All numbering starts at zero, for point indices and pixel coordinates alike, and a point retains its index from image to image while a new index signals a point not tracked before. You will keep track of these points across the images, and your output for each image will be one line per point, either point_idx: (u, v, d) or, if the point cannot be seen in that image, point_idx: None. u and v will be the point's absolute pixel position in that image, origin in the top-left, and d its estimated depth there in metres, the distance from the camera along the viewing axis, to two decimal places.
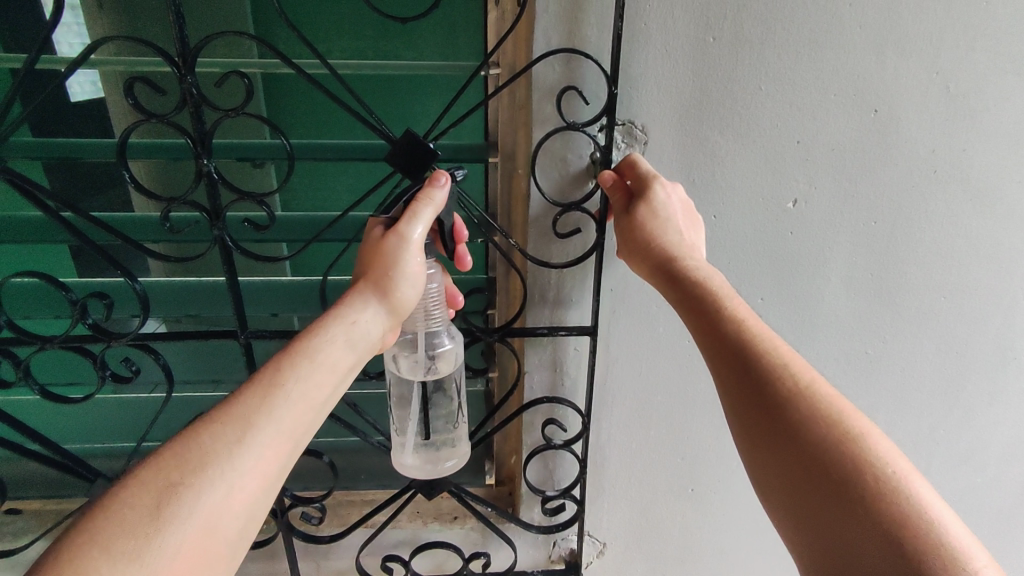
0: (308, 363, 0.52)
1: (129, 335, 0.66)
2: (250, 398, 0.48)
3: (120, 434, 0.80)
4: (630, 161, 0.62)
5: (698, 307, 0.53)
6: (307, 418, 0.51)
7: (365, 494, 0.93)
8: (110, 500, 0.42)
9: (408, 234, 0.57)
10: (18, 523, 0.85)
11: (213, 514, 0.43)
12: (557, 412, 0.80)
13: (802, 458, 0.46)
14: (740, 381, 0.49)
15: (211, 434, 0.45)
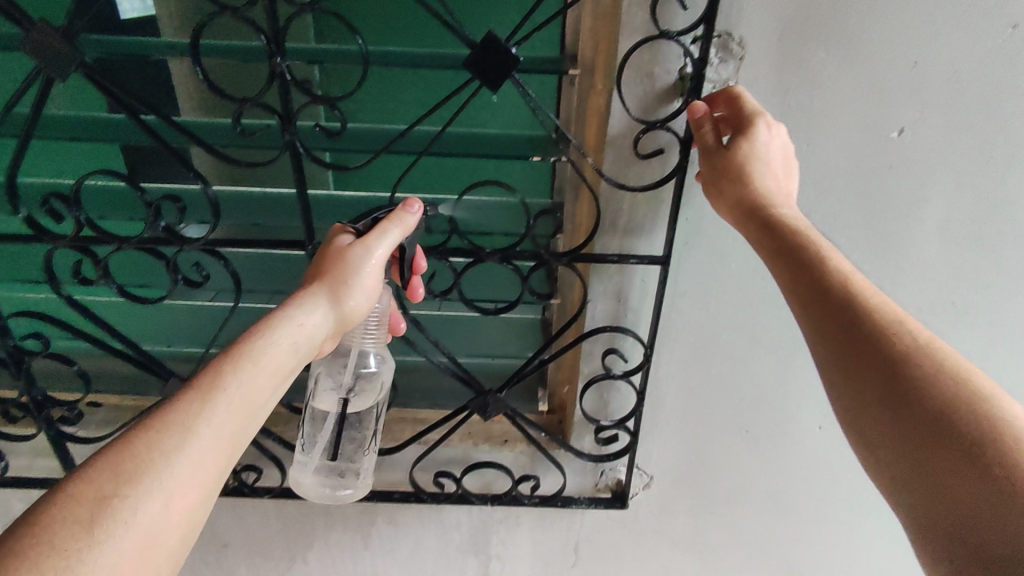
0: (250, 366, 0.51)
1: (201, 240, 0.67)
2: (185, 405, 0.47)
3: (190, 339, 0.82)
4: (733, 93, 0.59)
5: (785, 255, 0.50)
6: (246, 425, 0.50)
7: (417, 414, 0.95)
8: (38, 518, 0.39)
9: (375, 249, 0.59)
10: (99, 414, 0.91)
11: (150, 527, 0.42)
12: (617, 342, 0.79)
13: (912, 413, 0.42)
14: (831, 333, 0.46)
15: (147, 444, 0.44)
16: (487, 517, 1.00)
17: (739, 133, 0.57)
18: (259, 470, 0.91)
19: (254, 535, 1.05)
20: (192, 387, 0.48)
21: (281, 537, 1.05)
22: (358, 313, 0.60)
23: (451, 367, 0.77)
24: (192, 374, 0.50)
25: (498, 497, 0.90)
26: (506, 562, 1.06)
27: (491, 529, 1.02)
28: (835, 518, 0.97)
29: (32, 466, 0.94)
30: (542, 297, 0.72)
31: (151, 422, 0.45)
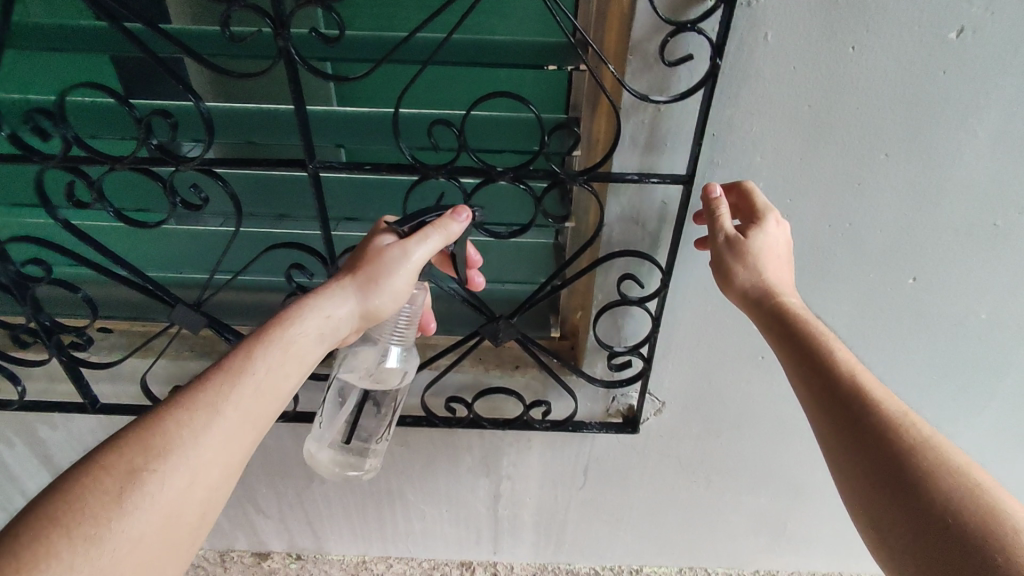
0: (277, 352, 0.56)
1: (196, 160, 0.63)
2: (216, 387, 0.53)
3: (194, 265, 0.80)
4: (745, 189, 0.64)
5: (787, 338, 0.57)
6: (269, 407, 0.55)
7: (429, 339, 0.94)
8: (74, 486, 0.45)
9: (412, 253, 0.61)
10: (111, 339, 0.92)
11: (172, 502, 0.47)
12: (634, 267, 0.76)
13: (893, 481, 0.47)
14: (820, 411, 0.53)
15: (176, 422, 0.50)
16: (499, 440, 1.02)
17: (750, 222, 0.62)
18: None
19: (271, 456, 1.08)
20: (221, 371, 0.54)
21: (297, 458, 1.08)
22: (389, 312, 0.63)
23: (462, 293, 0.76)
24: (225, 354, 0.55)
25: (510, 421, 0.91)
26: (517, 481, 1.09)
27: (502, 451, 1.04)
28: None
29: (50, 390, 0.96)
30: (556, 221, 0.69)
31: (186, 401, 0.51)
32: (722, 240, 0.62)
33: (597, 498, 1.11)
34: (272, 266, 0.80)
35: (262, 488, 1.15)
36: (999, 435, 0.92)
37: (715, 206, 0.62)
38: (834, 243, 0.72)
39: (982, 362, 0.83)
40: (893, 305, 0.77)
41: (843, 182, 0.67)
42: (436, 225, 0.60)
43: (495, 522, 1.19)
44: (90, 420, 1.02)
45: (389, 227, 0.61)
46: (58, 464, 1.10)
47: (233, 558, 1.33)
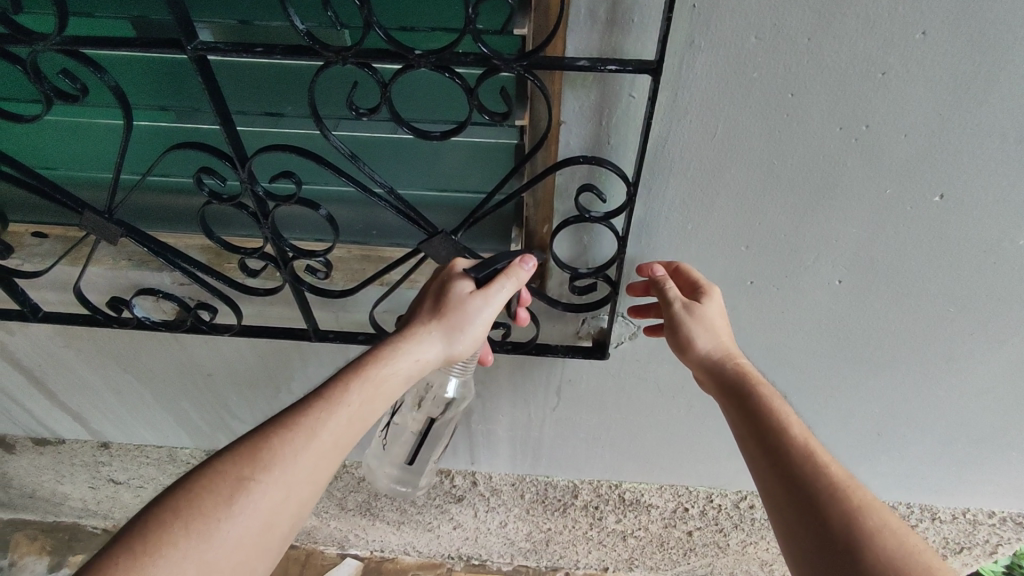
0: (369, 390, 0.59)
1: (55, 38, 0.51)
2: (315, 412, 0.57)
3: (97, 164, 0.71)
4: (682, 268, 0.70)
5: (745, 405, 0.62)
6: (357, 432, 0.59)
7: (382, 252, 0.79)
8: (194, 486, 0.51)
9: (491, 301, 0.64)
10: (45, 246, 0.85)
11: (268, 511, 0.52)
12: (596, 177, 0.64)
13: (833, 538, 0.50)
14: (766, 471, 0.57)
15: (280, 439, 0.54)
16: None
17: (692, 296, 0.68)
18: (214, 310, 0.84)
19: (233, 367, 1.04)
20: (320, 399, 0.58)
21: (260, 369, 1.04)
22: (467, 357, 0.67)
23: (394, 202, 0.64)
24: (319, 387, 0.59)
25: None
26: (488, 399, 1.05)
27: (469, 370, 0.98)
28: (841, 377, 0.86)
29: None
30: (495, 120, 0.55)
31: (289, 424, 0.55)
32: (671, 312, 0.67)
33: (573, 418, 1.06)
34: (184, 163, 0.70)
35: (230, 397, 1.13)
36: (1018, 375, 0.82)
37: (659, 281, 0.68)
38: (844, 151, 0.58)
39: (1008, 293, 0.70)
40: (912, 227, 0.64)
41: (862, 72, 0.53)
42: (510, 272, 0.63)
43: (469, 435, 1.16)
44: (43, 327, 0.99)
45: (472, 274, 0.64)
46: (26, 364, 1.09)
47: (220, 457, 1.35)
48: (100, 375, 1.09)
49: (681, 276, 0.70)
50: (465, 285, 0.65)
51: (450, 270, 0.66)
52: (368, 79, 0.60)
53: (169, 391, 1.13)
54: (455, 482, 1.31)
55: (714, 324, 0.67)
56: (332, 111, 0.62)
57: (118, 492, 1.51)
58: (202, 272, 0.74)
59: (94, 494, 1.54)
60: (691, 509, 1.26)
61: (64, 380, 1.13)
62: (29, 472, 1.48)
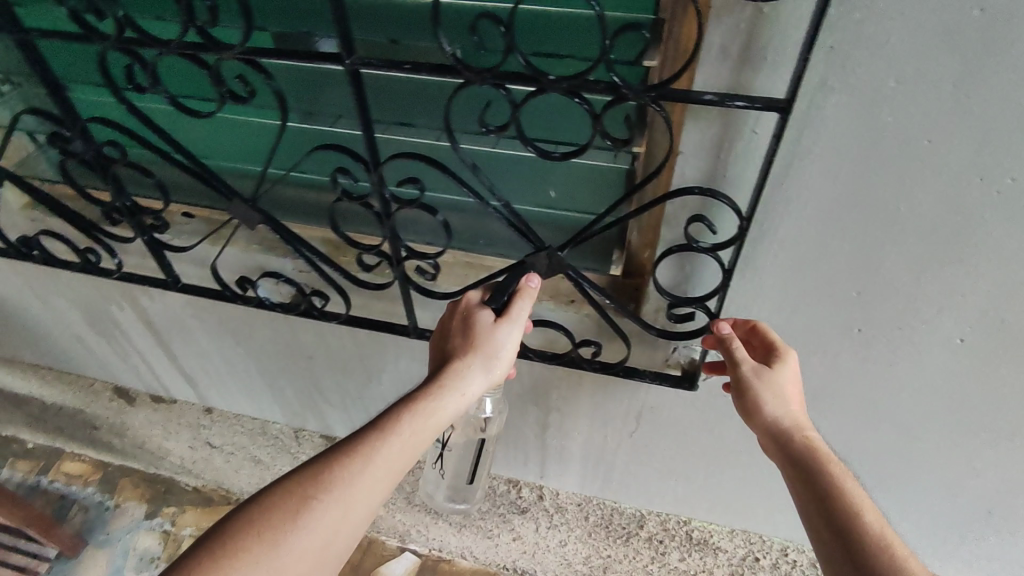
0: (421, 420, 0.62)
1: (236, 47, 0.59)
2: (371, 440, 0.59)
3: (250, 158, 0.79)
4: (760, 329, 0.69)
5: (810, 476, 0.58)
6: (408, 459, 0.61)
7: (485, 261, 0.83)
8: (265, 500, 0.56)
9: (516, 323, 0.69)
10: (193, 225, 0.96)
11: (328, 528, 0.55)
12: (708, 209, 0.65)
13: None
14: (829, 553, 0.52)
15: (340, 462, 0.57)
16: (550, 372, 0.97)
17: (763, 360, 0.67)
18: (326, 298, 0.91)
19: (332, 353, 1.12)
20: (375, 428, 0.60)
21: (356, 358, 1.11)
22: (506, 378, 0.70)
23: (507, 215, 0.67)
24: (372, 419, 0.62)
25: (557, 357, 0.85)
26: (566, 416, 1.06)
27: (552, 383, 1.00)
28: (948, 442, 0.80)
29: (144, 265, 1.04)
30: (617, 145, 0.57)
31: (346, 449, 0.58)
32: (736, 373, 0.66)
33: (649, 446, 1.06)
34: (323, 164, 0.78)
35: (324, 381, 1.21)
36: None
37: (728, 339, 0.67)
38: (980, 203, 0.56)
39: None
40: None
41: (1010, 123, 0.51)
42: (527, 292, 0.68)
43: (541, 449, 1.18)
44: (177, 297, 1.10)
45: (491, 303, 0.68)
46: (158, 328, 1.23)
47: (307, 436, 1.47)
48: (216, 345, 1.21)
49: (757, 334, 0.69)
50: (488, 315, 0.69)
51: (468, 305, 0.69)
52: (500, 98, 0.64)
53: (272, 368, 1.23)
54: (522, 493, 1.33)
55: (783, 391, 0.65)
56: (462, 127, 0.67)
57: (212, 455, 1.64)
58: (322, 262, 0.81)
59: (191, 454, 1.68)
60: (762, 559, 1.22)
61: (186, 346, 1.25)
62: (142, 427, 1.65)
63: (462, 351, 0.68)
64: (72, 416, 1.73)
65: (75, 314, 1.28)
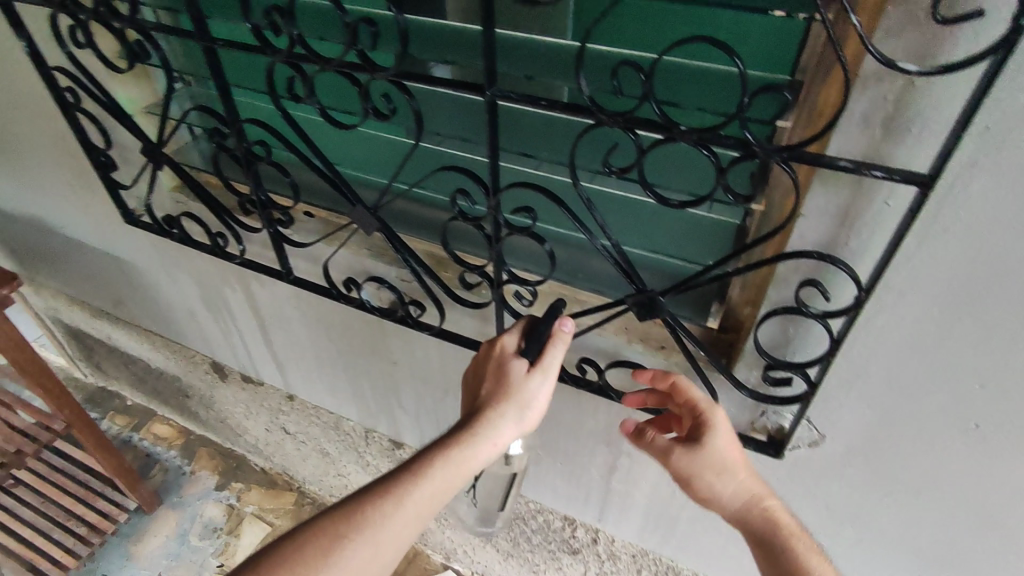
0: (452, 469, 0.67)
1: (388, 72, 0.65)
2: (402, 485, 0.65)
3: (378, 170, 0.86)
4: (683, 392, 0.75)
5: (771, 550, 0.73)
6: (435, 504, 0.66)
7: (579, 295, 0.84)
8: (300, 537, 0.63)
9: (548, 375, 0.71)
10: (311, 224, 1.04)
11: (358, 567, 0.62)
12: (823, 274, 0.63)
13: None
14: None
15: (373, 506, 0.64)
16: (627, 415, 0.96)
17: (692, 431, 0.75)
18: (423, 309, 0.96)
19: (415, 361, 1.16)
20: (407, 473, 0.66)
21: (437, 369, 1.15)
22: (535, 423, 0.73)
23: (613, 254, 0.68)
24: (405, 464, 0.67)
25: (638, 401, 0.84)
26: (636, 462, 1.04)
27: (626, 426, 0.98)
28: None
29: (263, 254, 1.13)
30: (739, 201, 0.57)
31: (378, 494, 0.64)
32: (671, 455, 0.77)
33: None
34: (443, 184, 0.83)
35: (403, 387, 1.25)
36: None
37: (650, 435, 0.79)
38: None
39: None
40: None
41: None
42: (557, 343, 0.69)
43: (604, 490, 1.16)
44: (285, 288, 1.19)
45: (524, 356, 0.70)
46: (261, 314, 1.33)
47: (376, 438, 1.49)
48: (310, 337, 1.29)
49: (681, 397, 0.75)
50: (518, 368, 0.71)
51: (501, 354, 0.72)
52: (627, 142, 0.66)
53: (356, 367, 1.29)
54: (577, 533, 1.30)
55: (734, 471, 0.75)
56: (585, 165, 0.69)
57: (285, 440, 1.74)
58: (426, 274, 0.85)
59: (268, 435, 1.79)
60: None
61: (283, 334, 1.34)
62: (229, 402, 1.77)
63: (488, 400, 0.71)
64: (172, 382, 1.89)
65: (193, 290, 1.41)
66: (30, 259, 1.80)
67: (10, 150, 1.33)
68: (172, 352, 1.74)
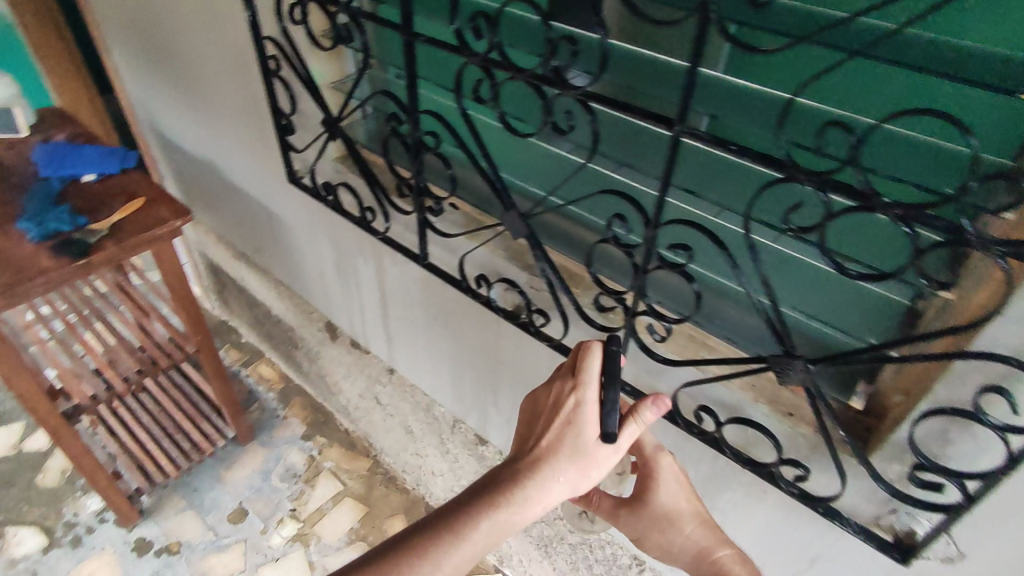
0: (496, 531, 0.70)
1: (578, 90, 0.67)
2: (444, 546, 0.68)
3: (538, 181, 0.89)
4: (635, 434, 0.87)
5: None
6: (471, 562, 0.70)
7: (706, 340, 0.85)
8: None
9: (619, 451, 0.73)
10: (455, 216, 1.09)
11: None
12: (1012, 383, 0.57)
13: None
14: None
15: (412, 566, 0.67)
16: (731, 475, 0.92)
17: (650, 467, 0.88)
18: (547, 320, 0.97)
19: (522, 367, 1.18)
20: (450, 532, 0.69)
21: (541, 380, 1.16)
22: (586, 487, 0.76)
23: (766, 310, 0.66)
24: (449, 522, 0.70)
25: (753, 463, 0.81)
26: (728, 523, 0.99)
27: (728, 486, 0.94)
28: None
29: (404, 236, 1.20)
30: (931, 284, 0.56)
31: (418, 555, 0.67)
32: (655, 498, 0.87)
33: None
34: (598, 206, 0.85)
35: (503, 388, 1.28)
36: None
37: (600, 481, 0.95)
38: None
39: None
40: None
41: None
42: (638, 424, 0.72)
43: None
44: (415, 271, 1.25)
45: (607, 429, 0.71)
46: (385, 290, 1.40)
47: (462, 429, 1.53)
48: (426, 320, 1.35)
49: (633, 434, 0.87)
50: (593, 432, 0.72)
51: (577, 418, 0.73)
52: (813, 202, 0.64)
53: (461, 358, 1.33)
54: None
55: (681, 525, 0.85)
56: (763, 214, 0.66)
57: (375, 409, 1.83)
58: (559, 287, 0.86)
59: (359, 400, 1.89)
60: None
61: (401, 313, 1.41)
62: (332, 362, 1.89)
63: (553, 457, 0.72)
64: (286, 330, 2.05)
65: (328, 254, 1.52)
66: (197, 196, 2.02)
67: (209, 102, 1.50)
68: (294, 305, 1.88)
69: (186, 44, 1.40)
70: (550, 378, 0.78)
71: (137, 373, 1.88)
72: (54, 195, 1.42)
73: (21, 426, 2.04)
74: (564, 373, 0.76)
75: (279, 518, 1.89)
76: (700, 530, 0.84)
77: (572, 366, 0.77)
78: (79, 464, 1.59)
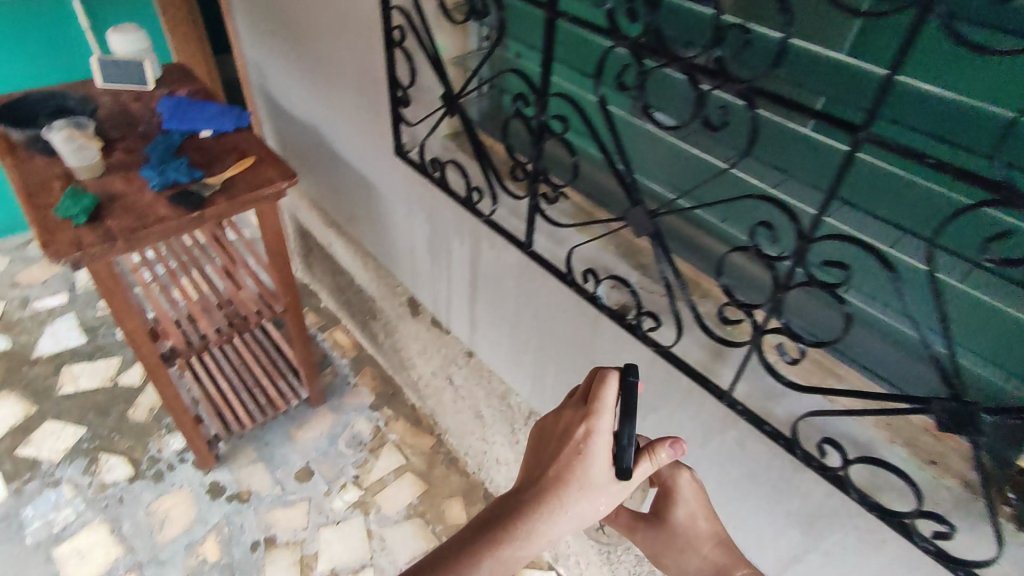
0: (500, 566, 0.71)
1: (742, 83, 0.63)
2: None
3: (672, 183, 0.86)
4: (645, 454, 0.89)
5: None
6: None
7: (836, 368, 0.79)
8: None
9: (631, 486, 0.74)
10: (564, 207, 1.06)
11: None
12: None
13: None
14: None
15: None
16: (845, 514, 0.85)
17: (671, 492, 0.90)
18: (657, 324, 0.92)
19: (616, 368, 1.14)
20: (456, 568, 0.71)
21: None
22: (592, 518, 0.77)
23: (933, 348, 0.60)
24: (453, 559, 0.71)
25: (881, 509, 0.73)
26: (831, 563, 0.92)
27: (838, 525, 0.87)
28: None
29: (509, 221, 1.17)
30: None
31: None
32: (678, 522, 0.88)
33: None
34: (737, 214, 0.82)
35: None
36: None
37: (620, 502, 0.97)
38: None
39: None
40: None
41: None
42: (653, 461, 0.73)
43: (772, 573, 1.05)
44: (514, 257, 1.23)
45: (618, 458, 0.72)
46: (478, 273, 1.38)
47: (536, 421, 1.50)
48: (516, 308, 1.32)
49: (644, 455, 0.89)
50: (602, 464, 0.73)
51: (587, 447, 0.73)
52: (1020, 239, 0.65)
53: (548, 351, 1.30)
54: None
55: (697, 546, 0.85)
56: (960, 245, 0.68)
57: (447, 388, 1.83)
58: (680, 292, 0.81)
59: (432, 377, 1.89)
60: None
61: (490, 298, 1.39)
62: (409, 337, 1.90)
63: (561, 490, 0.73)
64: (365, 300, 2.07)
65: (422, 231, 1.51)
66: (296, 161, 2.08)
67: (324, 70, 1.52)
68: (379, 277, 1.90)
69: (310, 11, 1.42)
70: (562, 404, 0.79)
71: (228, 327, 1.92)
72: (174, 147, 1.48)
73: (117, 362, 2.17)
74: (576, 402, 0.78)
75: (343, 483, 1.93)
76: (717, 551, 0.84)
77: (585, 395, 0.78)
78: (169, 405, 1.68)
